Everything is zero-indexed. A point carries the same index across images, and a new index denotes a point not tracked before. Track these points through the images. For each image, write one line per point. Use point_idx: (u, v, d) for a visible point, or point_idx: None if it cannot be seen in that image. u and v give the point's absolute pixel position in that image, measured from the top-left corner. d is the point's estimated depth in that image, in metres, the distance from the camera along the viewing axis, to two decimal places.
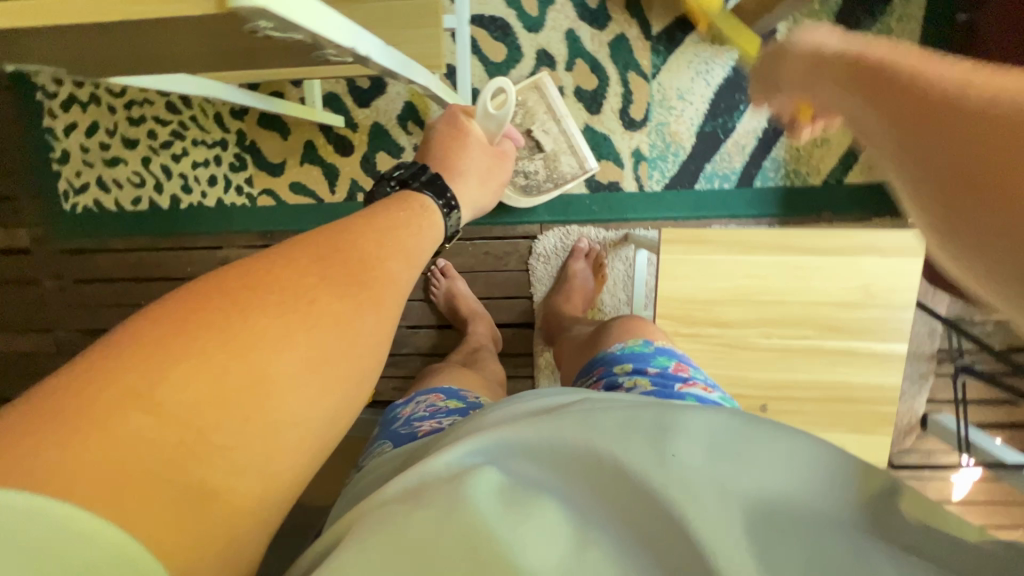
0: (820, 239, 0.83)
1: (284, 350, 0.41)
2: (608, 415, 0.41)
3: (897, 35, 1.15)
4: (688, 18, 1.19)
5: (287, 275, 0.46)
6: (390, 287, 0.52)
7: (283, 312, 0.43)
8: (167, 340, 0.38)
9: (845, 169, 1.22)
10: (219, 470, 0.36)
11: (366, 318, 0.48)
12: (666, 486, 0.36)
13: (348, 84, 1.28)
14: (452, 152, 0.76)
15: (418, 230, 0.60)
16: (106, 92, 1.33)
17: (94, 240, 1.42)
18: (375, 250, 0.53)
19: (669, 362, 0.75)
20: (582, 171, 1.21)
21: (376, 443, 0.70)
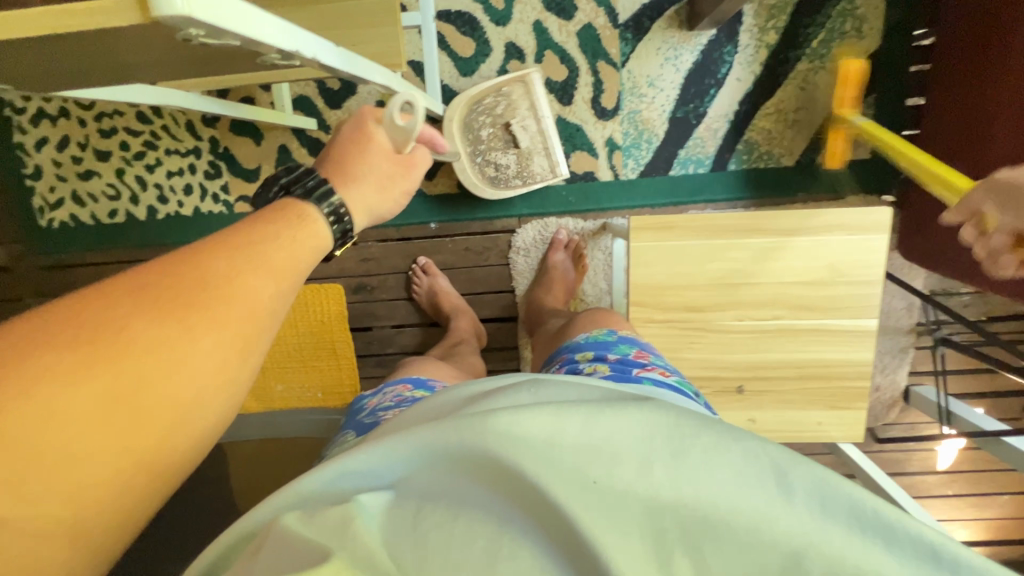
0: (787, 220, 0.84)
1: (71, 384, 0.31)
2: (536, 422, 0.35)
3: (862, 12, 1.15)
4: (655, 4, 1.18)
5: (102, 298, 0.35)
6: (239, 303, 0.38)
7: (80, 337, 0.33)
8: (74, 320, 0.34)
9: (818, 149, 1.22)
10: (134, 465, 0.33)
11: (203, 341, 0.36)
12: (586, 511, 0.32)
13: (318, 86, 1.27)
14: (344, 160, 0.54)
15: (294, 242, 0.44)
16: (75, 105, 1.31)
17: (72, 255, 1.41)
18: (227, 263, 0.39)
19: (631, 349, 0.76)
20: (552, 175, 1.22)
21: (341, 433, 0.71)
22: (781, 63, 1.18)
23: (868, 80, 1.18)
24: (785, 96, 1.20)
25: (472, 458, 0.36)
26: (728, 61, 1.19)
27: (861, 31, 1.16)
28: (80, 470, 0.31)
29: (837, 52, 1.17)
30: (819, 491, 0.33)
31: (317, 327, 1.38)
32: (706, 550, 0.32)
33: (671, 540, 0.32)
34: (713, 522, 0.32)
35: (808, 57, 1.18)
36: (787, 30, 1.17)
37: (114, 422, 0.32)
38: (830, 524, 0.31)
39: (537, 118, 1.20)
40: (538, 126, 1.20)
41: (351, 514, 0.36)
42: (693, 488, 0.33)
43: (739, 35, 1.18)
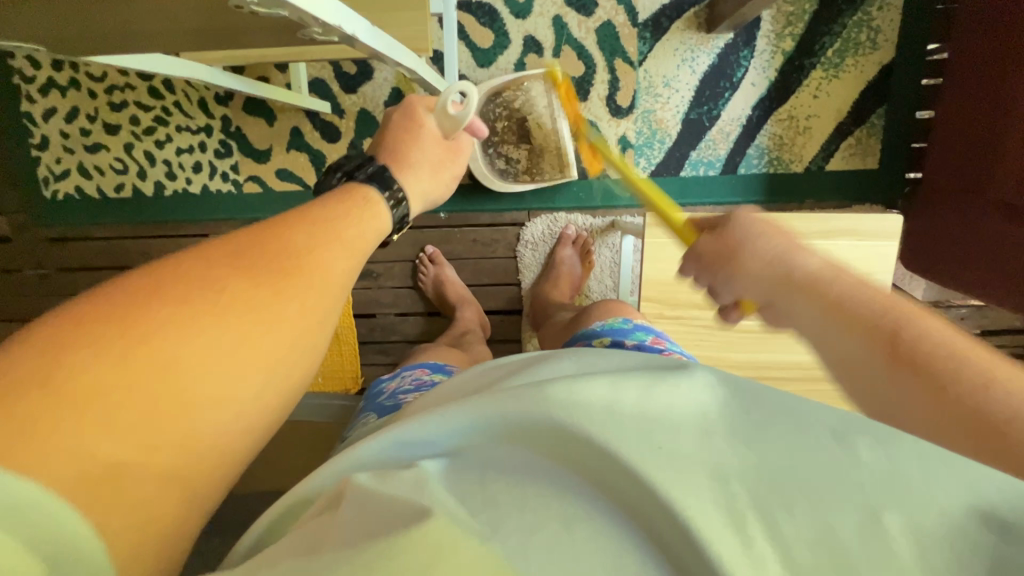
0: None
1: (190, 336, 0.38)
2: (593, 391, 0.36)
3: (878, 24, 1.17)
4: (674, 5, 1.19)
5: (199, 270, 0.42)
6: (320, 274, 0.47)
7: (189, 302, 0.39)
8: (77, 328, 0.36)
9: (827, 157, 1.23)
10: (124, 447, 0.33)
11: (291, 306, 0.44)
12: (651, 473, 0.31)
13: (334, 69, 1.27)
14: (405, 145, 0.67)
15: (360, 221, 0.54)
16: (86, 76, 1.30)
17: (76, 228, 1.40)
18: (304, 240, 0.48)
19: (647, 336, 0.77)
20: (562, 174, 1.23)
21: (360, 415, 0.72)
22: (795, 71, 1.20)
23: (880, 92, 1.20)
24: (798, 103, 1.21)
25: (526, 422, 0.36)
26: (744, 65, 1.20)
27: (875, 43, 1.17)
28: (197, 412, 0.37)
29: (851, 62, 1.19)
30: (881, 446, 0.32)
31: None
32: (778, 518, 0.30)
33: (745, 510, 0.30)
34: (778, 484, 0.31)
35: (823, 65, 1.19)
36: (803, 38, 1.18)
37: (228, 370, 0.39)
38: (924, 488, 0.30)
39: (554, 118, 1.17)
40: (553, 125, 1.18)
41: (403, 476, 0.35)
42: (756, 453, 0.32)
43: (756, 40, 1.19)
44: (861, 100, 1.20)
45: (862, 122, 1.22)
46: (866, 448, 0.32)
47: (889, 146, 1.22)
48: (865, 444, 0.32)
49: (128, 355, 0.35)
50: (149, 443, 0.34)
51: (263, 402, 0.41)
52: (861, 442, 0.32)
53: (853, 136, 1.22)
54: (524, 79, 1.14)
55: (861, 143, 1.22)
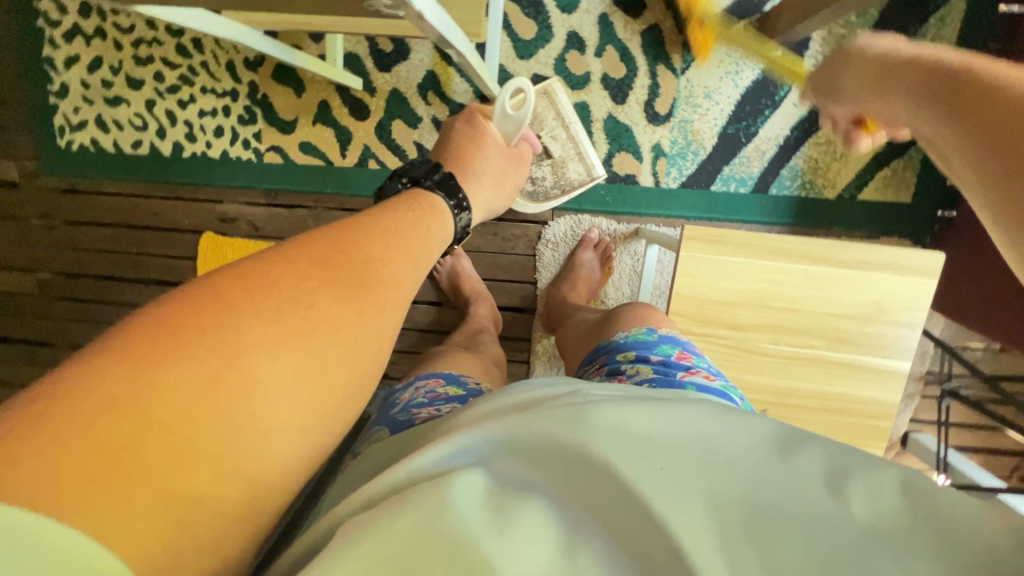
0: (836, 250, 0.84)
1: (275, 356, 0.37)
2: (602, 414, 0.40)
3: None
4: (724, 16, 1.17)
5: (288, 278, 0.41)
6: (396, 293, 0.47)
7: (278, 318, 0.39)
8: (156, 339, 0.35)
9: (860, 186, 1.22)
10: (200, 474, 0.33)
11: (368, 325, 0.44)
12: (655, 490, 0.35)
13: (370, 46, 1.24)
14: (467, 153, 0.71)
15: (428, 233, 0.55)
16: (114, 27, 1.26)
17: (88, 181, 1.36)
18: (382, 252, 0.48)
19: (673, 350, 0.75)
20: (590, 178, 1.20)
21: (373, 427, 0.70)
22: None
23: None
24: (837, 128, 1.20)
25: (539, 442, 0.39)
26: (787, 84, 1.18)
27: None
28: (272, 441, 0.36)
29: None
30: (869, 487, 0.36)
31: None
32: (767, 537, 0.34)
33: (739, 526, 0.34)
34: (773, 511, 0.35)
35: None
36: None
37: (302, 397, 0.38)
38: (893, 520, 0.34)
39: (565, 126, 1.19)
40: (568, 133, 1.19)
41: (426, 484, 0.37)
42: (753, 479, 0.36)
43: (803, 60, 1.17)
44: None
45: (899, 153, 1.20)
46: (855, 480, 0.36)
47: (925, 181, 1.20)
48: (856, 486, 0.36)
49: (215, 376, 0.35)
50: (222, 468, 0.34)
51: (309, 432, 0.39)
52: (854, 488, 0.36)
53: (889, 166, 1.21)
54: None
55: (896, 174, 1.21)
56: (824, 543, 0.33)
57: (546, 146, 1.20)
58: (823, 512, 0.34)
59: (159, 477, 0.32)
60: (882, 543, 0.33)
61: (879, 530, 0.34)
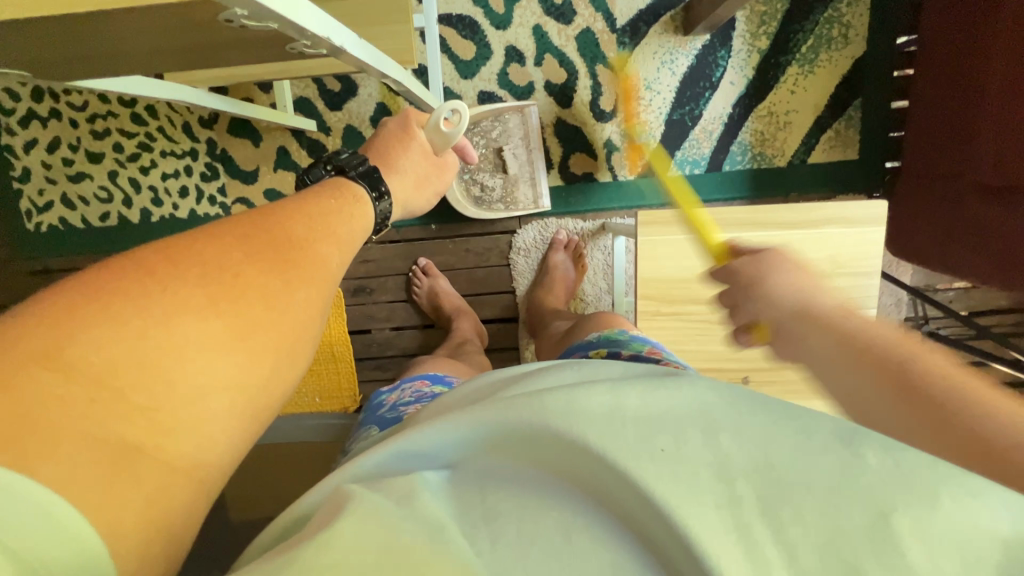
0: (783, 214, 0.86)
1: (205, 319, 0.40)
2: (598, 398, 0.38)
3: (848, 20, 1.19)
4: (651, 10, 1.21)
5: (214, 253, 0.45)
6: (322, 268, 0.51)
7: (203, 283, 0.42)
8: (81, 301, 0.38)
9: (808, 150, 1.26)
10: (138, 427, 0.36)
11: (298, 293, 0.48)
12: (654, 471, 0.33)
13: (318, 88, 1.26)
14: (392, 149, 0.77)
15: (350, 217, 0.61)
16: (67, 106, 1.29)
17: (62, 259, 1.38)
18: (305, 231, 0.53)
19: (643, 347, 0.78)
20: (534, 207, 1.28)
21: (362, 427, 0.76)
22: (770, 69, 1.22)
23: (855, 84, 1.22)
24: (776, 99, 1.24)
25: (531, 435, 0.37)
26: (722, 65, 1.23)
27: (847, 38, 1.20)
28: (211, 394, 0.39)
29: (825, 57, 1.21)
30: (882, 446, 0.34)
31: None
32: (783, 516, 0.32)
33: (747, 513, 0.32)
34: (796, 499, 0.32)
35: (797, 61, 1.22)
36: (778, 36, 1.21)
37: (232, 357, 0.41)
38: (916, 480, 0.32)
39: (529, 149, 1.24)
40: (528, 156, 1.25)
41: (416, 487, 0.37)
42: (760, 453, 0.34)
43: (732, 41, 1.22)
44: (837, 93, 1.23)
45: (840, 114, 1.24)
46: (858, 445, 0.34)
47: (868, 136, 1.24)
48: (869, 456, 0.34)
49: (147, 335, 0.38)
50: (157, 420, 0.37)
51: (238, 395, 0.41)
52: (868, 450, 0.34)
53: (832, 129, 1.25)
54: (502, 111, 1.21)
55: (840, 135, 1.25)
56: (841, 517, 0.31)
57: (506, 162, 1.25)
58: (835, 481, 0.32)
59: (98, 428, 0.34)
60: (900, 515, 0.31)
61: (901, 509, 0.31)
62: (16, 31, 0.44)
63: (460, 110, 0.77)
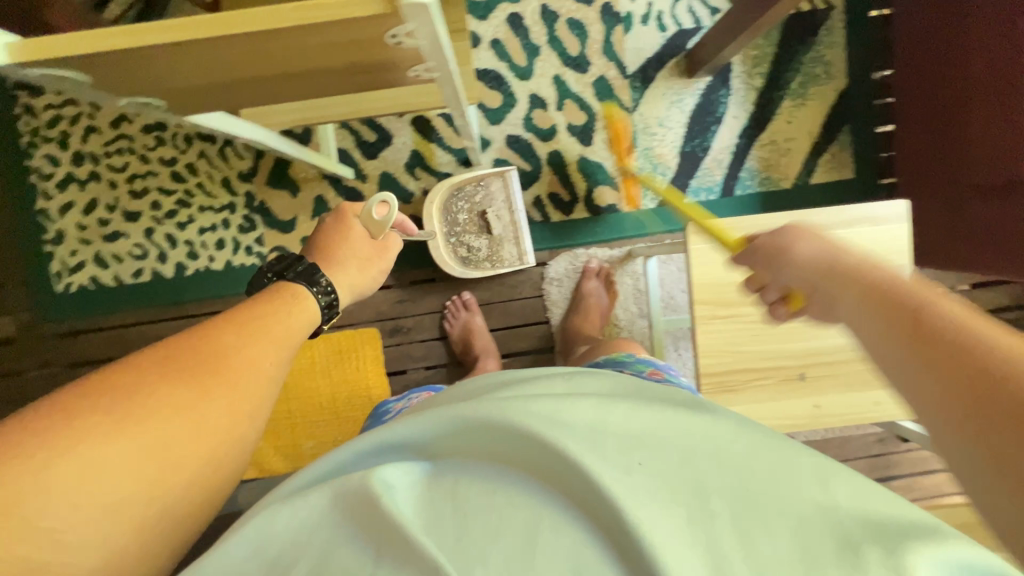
0: (818, 215, 0.94)
1: (129, 425, 0.46)
2: (581, 412, 0.46)
3: (829, 58, 1.35)
4: (657, 58, 1.35)
5: (149, 366, 0.50)
6: (250, 373, 0.55)
7: (136, 394, 0.48)
8: (43, 418, 0.44)
9: (810, 172, 1.38)
10: (58, 521, 0.41)
11: (220, 396, 0.52)
12: (622, 487, 0.40)
13: (355, 139, 1.34)
14: (332, 244, 0.80)
15: (290, 315, 0.64)
16: (107, 168, 1.33)
17: (90, 319, 1.36)
18: (240, 339, 0.57)
19: (647, 367, 0.94)
20: (519, 263, 1.33)
21: (369, 431, 0.91)
22: (767, 103, 1.36)
23: (843, 113, 1.36)
24: (775, 129, 1.37)
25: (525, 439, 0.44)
26: (724, 102, 1.36)
27: (830, 74, 1.36)
28: (130, 491, 0.45)
29: (813, 91, 1.36)
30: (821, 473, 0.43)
31: (350, 373, 1.39)
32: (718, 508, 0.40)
33: (702, 515, 0.40)
34: (728, 491, 0.41)
35: (790, 96, 1.36)
36: (770, 75, 1.36)
37: (145, 470, 0.45)
38: (886, 514, 0.40)
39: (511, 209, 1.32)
40: (511, 216, 1.32)
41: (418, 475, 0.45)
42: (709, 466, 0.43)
43: (731, 81, 1.36)
44: (828, 121, 1.37)
45: (833, 139, 1.37)
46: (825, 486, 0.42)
47: (861, 156, 1.37)
48: (843, 490, 0.42)
49: (49, 464, 0.42)
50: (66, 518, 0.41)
51: (164, 484, 0.46)
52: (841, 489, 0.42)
53: (828, 151, 1.37)
54: (483, 175, 1.30)
55: (836, 157, 1.37)
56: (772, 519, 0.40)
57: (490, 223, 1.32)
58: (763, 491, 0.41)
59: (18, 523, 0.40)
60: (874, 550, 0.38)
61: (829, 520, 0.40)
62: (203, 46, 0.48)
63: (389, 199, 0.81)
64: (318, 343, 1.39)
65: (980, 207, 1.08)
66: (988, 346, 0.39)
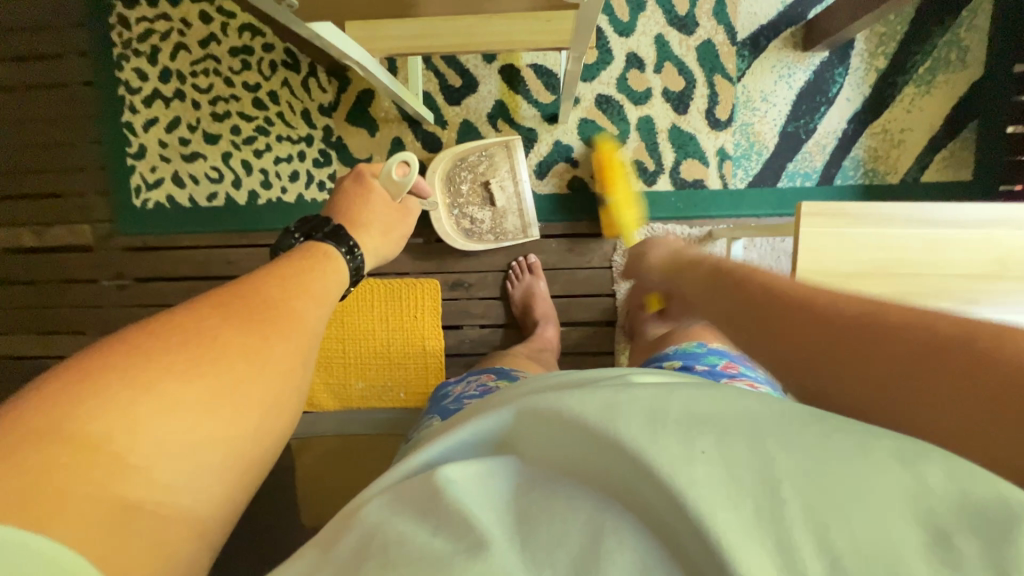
0: (951, 212, 0.85)
1: (186, 378, 0.44)
2: (638, 395, 0.37)
3: (967, 44, 1.22)
4: (772, 25, 1.25)
5: (198, 324, 0.49)
6: (300, 325, 0.55)
7: (184, 347, 0.46)
8: (88, 374, 0.42)
9: (922, 168, 1.26)
10: (140, 484, 0.39)
11: (275, 346, 0.51)
12: (687, 480, 0.31)
13: (440, 82, 1.30)
14: (353, 204, 0.82)
15: (323, 275, 0.64)
16: (192, 87, 1.33)
17: (164, 237, 1.38)
18: (280, 292, 0.56)
19: (719, 361, 0.87)
20: (524, 235, 1.31)
21: (427, 416, 0.86)
22: (887, 87, 1.25)
23: (972, 107, 1.23)
24: (891, 117, 1.25)
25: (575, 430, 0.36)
26: (839, 82, 1.25)
27: (965, 61, 1.22)
28: (193, 452, 0.42)
29: (942, 79, 1.23)
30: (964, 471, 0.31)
31: (407, 322, 1.38)
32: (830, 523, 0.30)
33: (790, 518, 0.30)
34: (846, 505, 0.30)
35: (914, 82, 1.24)
36: (896, 56, 1.24)
37: (206, 423, 0.43)
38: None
39: (515, 181, 1.29)
40: (516, 188, 1.29)
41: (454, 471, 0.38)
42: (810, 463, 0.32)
43: (850, 59, 1.25)
44: (953, 114, 1.24)
45: (955, 135, 1.25)
46: (917, 463, 0.31)
47: (984, 157, 1.24)
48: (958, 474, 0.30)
49: (129, 406, 0.41)
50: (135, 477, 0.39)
51: (225, 449, 0.44)
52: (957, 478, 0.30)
53: (947, 148, 1.25)
54: (490, 146, 1.28)
55: (954, 155, 1.25)
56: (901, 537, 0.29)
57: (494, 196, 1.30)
58: (863, 485, 0.31)
59: (104, 486, 0.37)
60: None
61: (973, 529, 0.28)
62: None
63: (410, 159, 0.82)
64: (379, 288, 1.38)
65: None
66: (823, 296, 0.44)
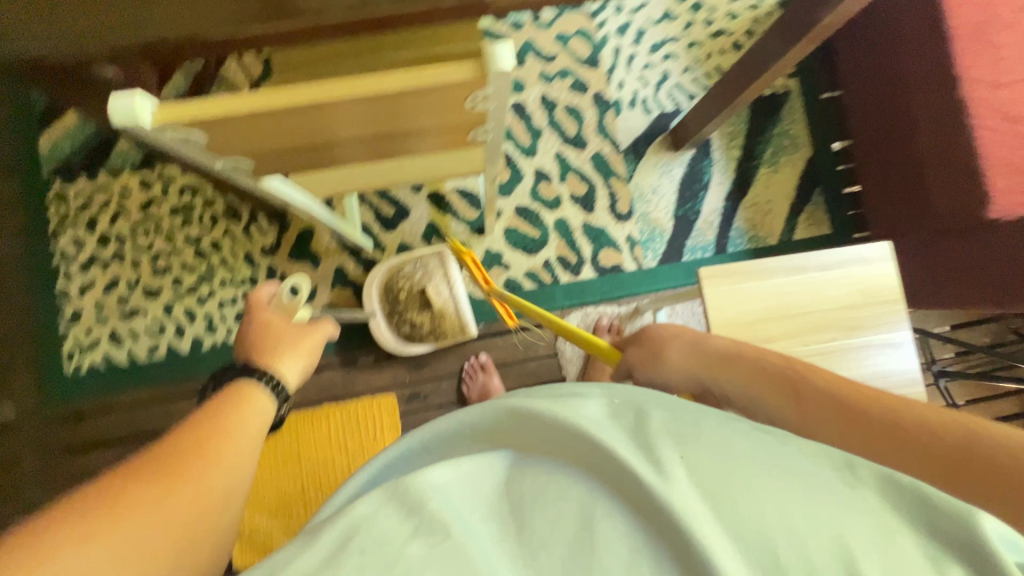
0: (817, 258, 1.03)
1: (84, 544, 0.47)
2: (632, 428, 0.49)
3: (793, 132, 1.55)
4: (646, 135, 1.53)
5: (100, 487, 0.52)
6: (205, 470, 0.57)
7: (82, 513, 0.49)
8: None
9: (792, 229, 1.52)
10: None
11: (175, 496, 0.54)
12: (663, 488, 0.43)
13: (375, 213, 1.44)
14: (261, 340, 0.81)
15: (234, 414, 0.66)
16: (132, 248, 1.38)
17: (99, 399, 1.33)
18: (184, 445, 0.59)
19: None
20: (463, 334, 1.37)
21: None
22: (746, 171, 1.53)
23: (812, 177, 1.54)
24: (756, 193, 1.52)
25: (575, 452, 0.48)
26: (708, 171, 1.52)
27: (796, 145, 1.54)
28: None
29: (784, 160, 1.54)
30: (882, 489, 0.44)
31: (368, 444, 1.35)
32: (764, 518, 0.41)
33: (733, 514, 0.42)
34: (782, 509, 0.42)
35: (764, 164, 1.53)
36: (745, 146, 1.54)
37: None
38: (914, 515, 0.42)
39: (450, 286, 1.36)
40: (451, 291, 1.36)
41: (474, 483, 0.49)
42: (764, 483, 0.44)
43: (712, 153, 1.53)
44: (800, 185, 1.53)
45: (807, 200, 1.53)
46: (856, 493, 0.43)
47: (836, 214, 1.52)
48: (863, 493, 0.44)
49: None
50: None
51: None
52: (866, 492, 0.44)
53: (805, 211, 1.52)
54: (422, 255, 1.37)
55: (813, 215, 1.52)
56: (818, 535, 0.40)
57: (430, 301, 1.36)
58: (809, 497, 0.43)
59: None
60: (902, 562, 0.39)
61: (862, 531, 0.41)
62: (334, 84, 0.58)
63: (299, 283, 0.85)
64: (337, 413, 1.36)
65: (950, 248, 1.20)
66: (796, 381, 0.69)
